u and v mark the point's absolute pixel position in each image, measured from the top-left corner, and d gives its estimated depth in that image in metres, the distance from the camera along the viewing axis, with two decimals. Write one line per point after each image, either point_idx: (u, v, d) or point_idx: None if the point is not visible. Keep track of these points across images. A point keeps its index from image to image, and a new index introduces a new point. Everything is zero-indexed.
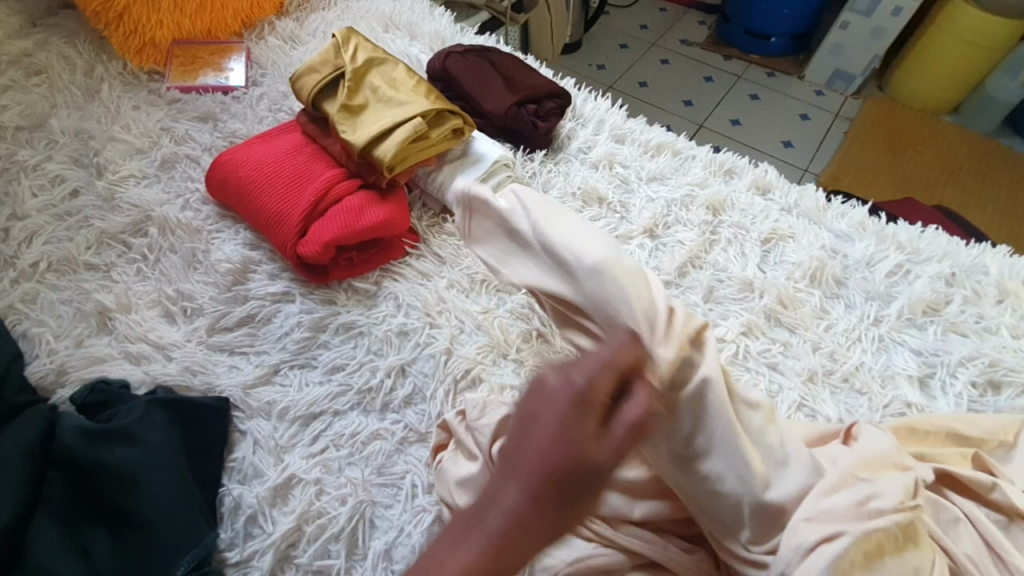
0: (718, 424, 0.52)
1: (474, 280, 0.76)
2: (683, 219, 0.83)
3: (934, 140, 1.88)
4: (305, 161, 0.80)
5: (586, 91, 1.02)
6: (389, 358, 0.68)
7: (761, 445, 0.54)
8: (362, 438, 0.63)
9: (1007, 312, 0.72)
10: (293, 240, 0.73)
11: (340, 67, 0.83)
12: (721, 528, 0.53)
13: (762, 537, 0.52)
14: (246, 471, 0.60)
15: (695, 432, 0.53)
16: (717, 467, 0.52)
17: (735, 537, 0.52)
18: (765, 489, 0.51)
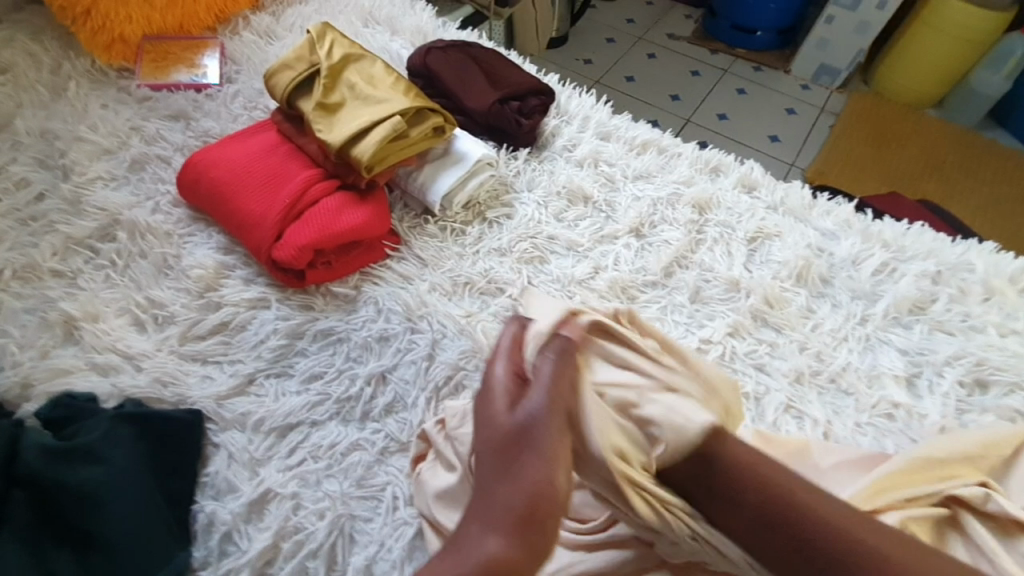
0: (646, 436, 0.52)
1: (456, 282, 0.75)
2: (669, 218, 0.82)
3: (917, 135, 1.88)
4: (280, 160, 0.77)
5: (570, 86, 1.00)
6: (369, 366, 0.66)
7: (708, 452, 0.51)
8: (341, 449, 0.61)
9: (992, 310, 0.72)
10: (268, 244, 0.71)
11: (315, 62, 0.80)
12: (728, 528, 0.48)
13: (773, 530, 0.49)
14: (220, 487, 0.58)
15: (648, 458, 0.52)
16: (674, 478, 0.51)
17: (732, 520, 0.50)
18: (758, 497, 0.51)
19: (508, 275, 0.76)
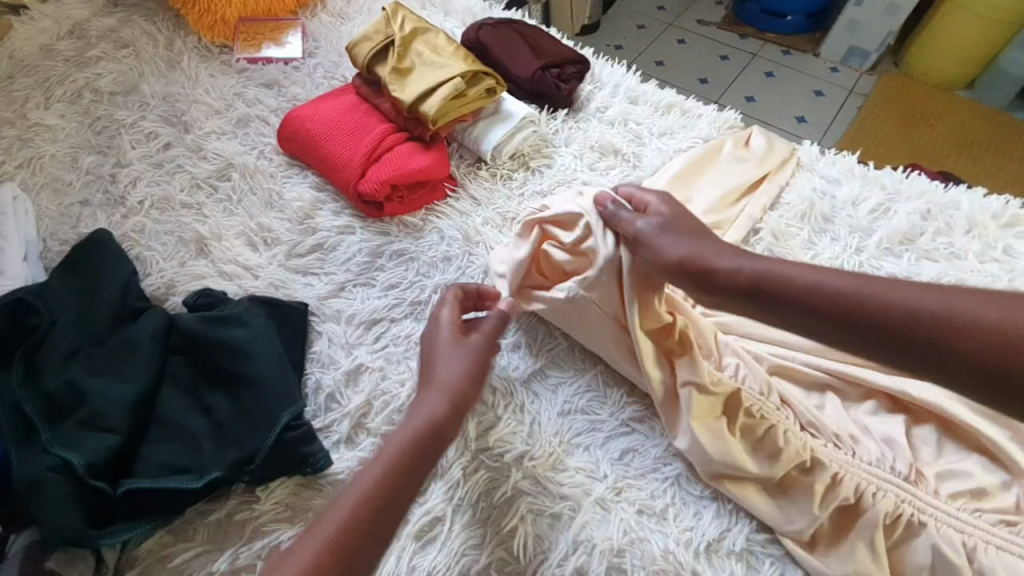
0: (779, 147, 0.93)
1: (505, 218, 0.90)
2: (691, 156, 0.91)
3: (945, 115, 1.92)
4: (362, 117, 0.93)
5: (604, 58, 1.13)
6: (435, 278, 0.82)
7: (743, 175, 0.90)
8: (415, 338, 0.77)
9: (974, 241, 0.81)
10: (354, 180, 0.86)
11: (390, 35, 0.95)
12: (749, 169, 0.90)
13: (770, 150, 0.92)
14: (324, 360, 0.74)
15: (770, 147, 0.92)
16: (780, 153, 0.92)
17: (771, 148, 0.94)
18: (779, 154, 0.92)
19: None
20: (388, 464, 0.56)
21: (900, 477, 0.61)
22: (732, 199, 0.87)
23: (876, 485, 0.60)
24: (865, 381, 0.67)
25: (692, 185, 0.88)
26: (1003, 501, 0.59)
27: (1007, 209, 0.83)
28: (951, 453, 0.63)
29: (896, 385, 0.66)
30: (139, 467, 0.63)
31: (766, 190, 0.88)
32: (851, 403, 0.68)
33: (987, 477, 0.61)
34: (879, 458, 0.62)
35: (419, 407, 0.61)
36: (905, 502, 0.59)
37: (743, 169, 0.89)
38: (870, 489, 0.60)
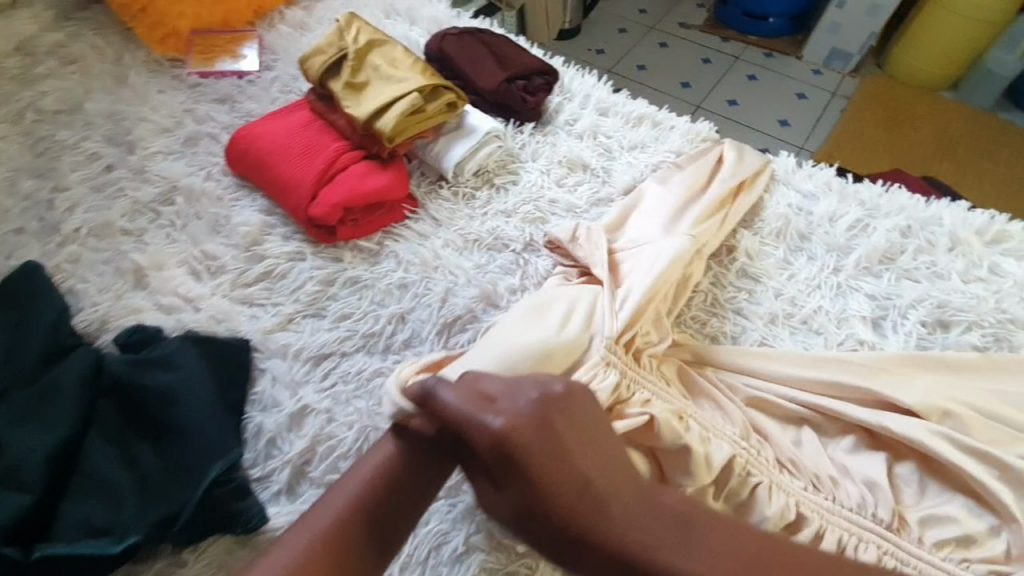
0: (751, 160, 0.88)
1: (467, 240, 0.84)
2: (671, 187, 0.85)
3: (930, 117, 1.88)
4: (314, 134, 0.88)
5: (574, 68, 1.09)
6: (390, 308, 0.77)
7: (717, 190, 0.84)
8: (366, 374, 0.71)
9: (957, 259, 0.77)
10: (304, 203, 0.81)
11: (344, 48, 0.91)
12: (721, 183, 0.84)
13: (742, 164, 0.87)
14: (266, 402, 0.69)
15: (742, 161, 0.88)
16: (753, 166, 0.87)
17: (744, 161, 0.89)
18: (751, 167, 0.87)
19: (513, 233, 0.85)
20: (320, 534, 0.53)
21: (882, 525, 0.57)
22: (708, 214, 0.80)
23: (857, 535, 0.57)
24: (846, 415, 0.63)
25: (664, 203, 0.83)
26: (990, 551, 0.55)
27: (992, 225, 0.80)
28: (936, 497, 0.59)
29: (879, 421, 0.62)
30: (57, 528, 0.56)
31: (740, 205, 0.83)
32: (829, 439, 0.64)
33: (973, 523, 0.57)
34: (860, 504, 0.58)
35: (356, 470, 0.58)
36: (887, 553, 0.56)
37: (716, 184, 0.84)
38: (852, 542, 0.57)
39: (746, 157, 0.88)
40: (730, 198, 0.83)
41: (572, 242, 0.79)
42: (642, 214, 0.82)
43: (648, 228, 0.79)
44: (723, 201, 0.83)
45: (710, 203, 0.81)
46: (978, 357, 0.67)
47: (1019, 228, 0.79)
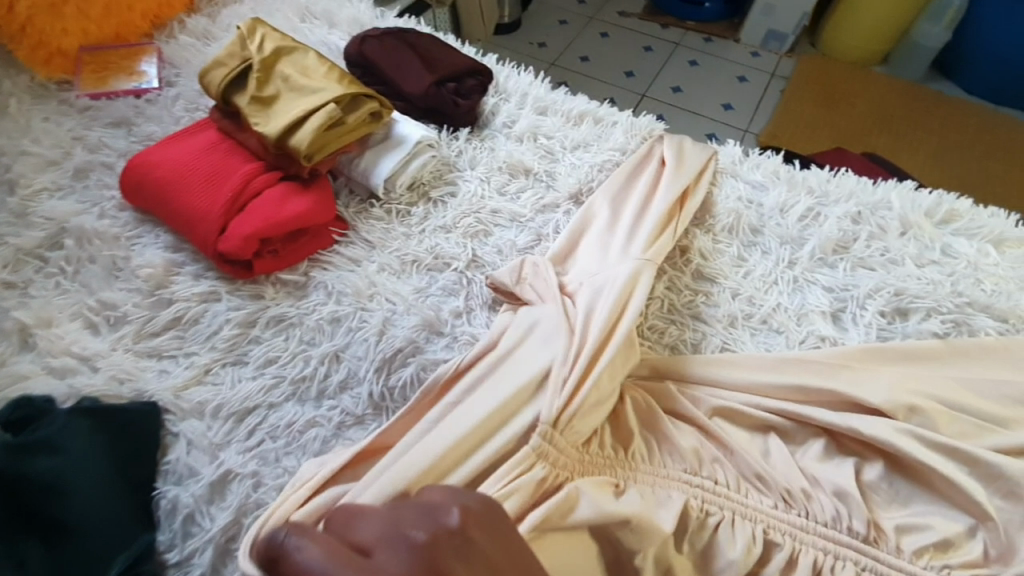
0: (696, 159, 0.82)
1: (405, 261, 0.77)
2: (618, 211, 0.78)
3: (865, 92, 1.91)
4: (222, 157, 0.78)
5: (508, 66, 1.03)
6: (322, 346, 0.68)
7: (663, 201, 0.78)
8: (298, 427, 0.63)
9: (910, 243, 0.75)
10: (214, 237, 0.72)
11: (248, 58, 0.82)
12: (667, 191, 0.78)
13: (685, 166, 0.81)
14: (181, 472, 0.61)
15: (685, 162, 0.82)
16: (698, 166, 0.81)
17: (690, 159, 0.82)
18: (695, 168, 0.81)
19: (454, 250, 0.78)
20: None
21: (858, 538, 0.54)
22: (657, 229, 0.74)
23: (833, 553, 0.54)
24: (815, 419, 0.60)
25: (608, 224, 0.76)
26: (968, 554, 0.53)
27: (940, 205, 0.78)
28: (910, 501, 0.56)
29: (848, 423, 0.58)
30: None
31: (689, 211, 0.78)
32: (795, 447, 0.61)
33: (949, 526, 0.54)
34: (835, 518, 0.55)
35: None
36: (865, 570, 0.53)
37: (660, 194, 0.78)
38: (828, 562, 0.54)
39: (692, 157, 0.82)
40: (676, 208, 0.78)
41: (519, 283, 0.71)
42: (592, 246, 0.75)
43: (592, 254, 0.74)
44: (670, 211, 0.77)
45: (658, 217, 0.75)
46: (938, 345, 0.65)
47: (965, 205, 0.79)
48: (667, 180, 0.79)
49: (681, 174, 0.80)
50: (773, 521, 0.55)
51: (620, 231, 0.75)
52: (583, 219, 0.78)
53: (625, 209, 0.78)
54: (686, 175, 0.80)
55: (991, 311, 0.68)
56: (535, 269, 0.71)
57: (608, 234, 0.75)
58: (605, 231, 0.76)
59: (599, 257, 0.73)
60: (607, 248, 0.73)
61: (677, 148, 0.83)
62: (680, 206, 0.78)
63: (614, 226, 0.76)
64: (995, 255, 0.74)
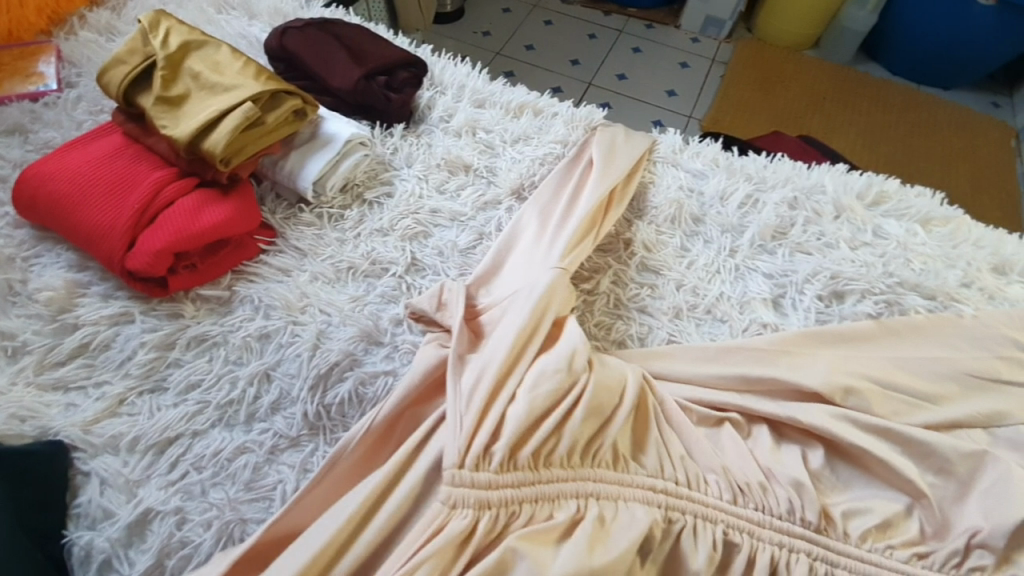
0: (620, 159, 0.79)
1: (339, 269, 0.73)
2: (545, 221, 0.73)
3: (801, 75, 1.97)
4: (127, 164, 0.71)
5: (444, 57, 0.99)
6: (250, 366, 0.63)
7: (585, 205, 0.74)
8: (225, 455, 0.58)
9: (843, 226, 0.77)
10: (120, 254, 0.66)
11: (151, 55, 0.75)
12: (590, 195, 0.74)
13: (607, 166, 0.78)
14: (94, 515, 0.56)
15: (608, 162, 0.78)
16: (620, 165, 0.78)
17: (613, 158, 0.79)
18: (619, 168, 0.78)
19: (392, 253, 0.74)
20: None
21: (811, 529, 0.54)
22: (581, 237, 0.70)
23: (787, 546, 0.54)
24: (751, 410, 0.61)
25: (534, 235, 0.72)
26: (907, 535, 0.54)
27: (870, 187, 0.80)
28: (850, 484, 0.58)
29: (786, 412, 0.59)
30: None
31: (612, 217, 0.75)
32: (745, 435, 0.61)
33: (888, 507, 0.56)
34: (789, 509, 0.55)
35: None
36: (818, 560, 0.54)
37: (583, 199, 0.74)
38: (784, 557, 0.54)
39: (615, 157, 0.79)
40: (601, 212, 0.74)
41: (441, 311, 0.65)
42: (516, 262, 0.70)
43: (517, 268, 0.69)
44: (594, 215, 0.73)
45: (580, 223, 0.71)
46: (872, 325, 0.67)
47: (893, 186, 0.81)
48: (591, 183, 0.76)
49: (603, 176, 0.76)
50: (733, 519, 0.55)
51: (545, 241, 0.70)
52: (513, 230, 0.73)
53: (552, 217, 0.74)
54: (609, 176, 0.77)
55: (920, 289, 0.70)
56: (453, 296, 0.65)
57: (530, 248, 0.70)
58: (530, 242, 0.71)
59: (522, 271, 0.68)
60: (531, 261, 0.69)
61: (601, 148, 0.80)
62: (603, 211, 0.75)
63: (540, 236, 0.71)
64: (922, 235, 0.76)
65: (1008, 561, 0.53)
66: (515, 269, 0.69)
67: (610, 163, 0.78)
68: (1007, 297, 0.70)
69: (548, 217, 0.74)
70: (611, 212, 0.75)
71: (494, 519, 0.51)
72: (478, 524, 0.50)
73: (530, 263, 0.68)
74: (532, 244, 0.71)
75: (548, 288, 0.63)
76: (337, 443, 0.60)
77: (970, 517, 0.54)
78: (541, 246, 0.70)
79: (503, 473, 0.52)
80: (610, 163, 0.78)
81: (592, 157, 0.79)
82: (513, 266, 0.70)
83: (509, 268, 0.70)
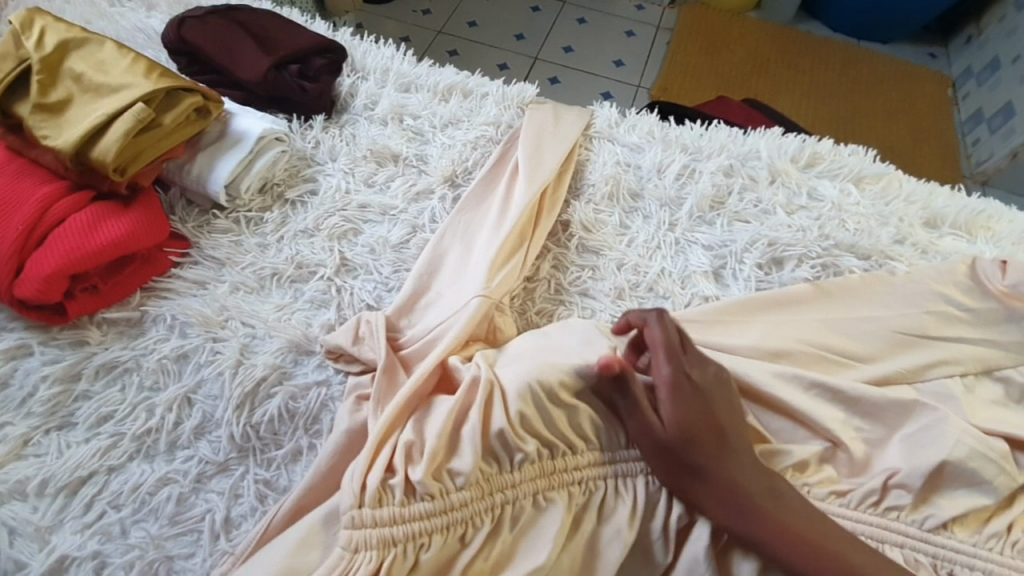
0: (551, 158, 0.76)
1: (262, 277, 0.68)
2: (471, 229, 0.71)
3: (744, 37, 1.96)
4: (9, 181, 0.64)
5: (365, 39, 0.93)
6: (168, 391, 0.59)
7: (510, 210, 0.71)
8: (146, 489, 0.54)
9: (779, 191, 0.76)
10: (8, 282, 0.60)
11: (25, 58, 0.67)
12: (517, 200, 0.71)
13: (535, 166, 0.75)
14: (6, 567, 0.51)
15: (538, 161, 0.75)
16: (551, 163, 0.75)
17: (542, 156, 0.76)
18: (550, 168, 0.75)
19: (319, 255, 0.70)
20: None
21: None
22: (510, 250, 0.67)
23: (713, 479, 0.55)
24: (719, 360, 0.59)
25: (461, 251, 0.69)
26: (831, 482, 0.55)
27: (804, 149, 0.80)
28: None
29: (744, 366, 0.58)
30: None
31: (544, 226, 0.72)
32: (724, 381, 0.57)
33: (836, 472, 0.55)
34: None
35: None
36: None
37: (509, 207, 0.71)
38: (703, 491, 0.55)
39: (546, 157, 0.76)
40: (533, 218, 0.71)
41: (358, 344, 0.61)
42: (444, 280, 0.67)
43: (439, 285, 0.67)
44: (524, 223, 0.70)
45: (511, 234, 0.68)
46: (809, 289, 0.66)
47: (826, 147, 0.81)
48: (519, 187, 0.73)
49: (534, 177, 0.73)
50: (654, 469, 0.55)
51: (472, 259, 0.67)
52: (438, 243, 0.70)
53: (473, 230, 0.71)
54: (538, 177, 0.73)
55: (856, 250, 0.70)
56: (370, 327, 0.62)
57: (460, 264, 0.68)
58: (456, 258, 0.69)
59: (450, 292, 0.65)
60: (457, 282, 0.66)
61: (530, 147, 0.77)
62: (534, 217, 0.71)
63: (463, 252, 0.69)
64: (855, 194, 0.76)
65: (925, 502, 0.54)
66: (440, 288, 0.67)
67: (542, 164, 0.75)
68: (938, 251, 0.71)
69: (471, 229, 0.71)
70: (543, 222, 0.71)
71: (400, 556, 0.47)
72: (383, 564, 0.47)
73: (455, 284, 0.66)
74: (461, 262, 0.68)
75: (472, 322, 0.61)
76: (269, 463, 0.57)
77: (890, 459, 0.55)
78: (466, 264, 0.68)
79: (404, 506, 0.49)
80: (542, 163, 0.75)
81: (519, 159, 0.76)
82: (439, 284, 0.67)
83: (439, 282, 0.67)
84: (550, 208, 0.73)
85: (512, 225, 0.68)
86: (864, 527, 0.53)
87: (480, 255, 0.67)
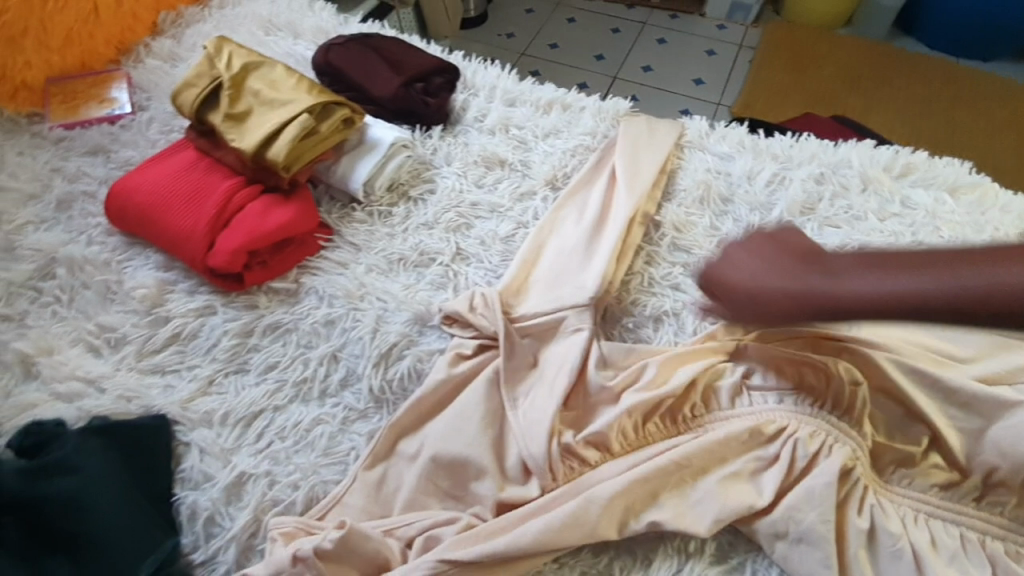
0: (647, 171, 0.83)
1: (391, 260, 0.79)
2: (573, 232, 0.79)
3: (832, 54, 1.95)
4: (202, 175, 0.80)
5: (475, 61, 1.05)
6: (320, 348, 0.71)
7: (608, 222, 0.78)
8: (304, 426, 0.66)
9: (870, 198, 0.79)
10: (202, 254, 0.74)
11: (217, 77, 0.84)
12: (617, 212, 0.78)
13: (633, 182, 0.81)
14: (196, 479, 0.63)
15: (636, 176, 0.82)
16: (647, 178, 0.82)
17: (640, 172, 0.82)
18: (647, 183, 0.81)
19: (439, 244, 0.81)
20: None
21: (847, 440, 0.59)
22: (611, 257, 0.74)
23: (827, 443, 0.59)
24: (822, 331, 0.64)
25: (563, 251, 0.77)
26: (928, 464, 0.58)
27: (897, 159, 0.82)
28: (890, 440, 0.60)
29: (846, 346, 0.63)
30: None
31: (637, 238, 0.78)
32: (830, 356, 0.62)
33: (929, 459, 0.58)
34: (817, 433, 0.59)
35: None
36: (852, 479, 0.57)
37: (609, 219, 0.78)
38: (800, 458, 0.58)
39: (642, 173, 0.82)
40: (628, 227, 0.77)
41: (473, 313, 0.71)
42: (545, 271, 0.76)
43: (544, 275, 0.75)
44: (623, 233, 0.76)
45: (613, 243, 0.75)
46: None
47: (920, 158, 0.82)
48: (618, 199, 0.80)
49: (631, 190, 0.80)
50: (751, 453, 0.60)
51: (573, 262, 0.75)
52: (541, 238, 0.79)
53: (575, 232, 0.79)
54: (635, 190, 0.80)
55: None
56: (485, 301, 0.71)
57: (562, 262, 0.76)
58: (555, 257, 0.77)
59: (552, 286, 0.73)
60: (559, 279, 0.74)
61: (630, 160, 0.84)
62: (629, 227, 0.78)
63: (565, 253, 0.77)
64: (951, 202, 0.78)
65: None
66: (544, 276, 0.75)
67: (639, 179, 0.81)
68: None
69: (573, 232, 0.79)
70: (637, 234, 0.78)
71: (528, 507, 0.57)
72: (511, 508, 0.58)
73: (557, 282, 0.73)
74: (562, 260, 0.76)
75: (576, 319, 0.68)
76: None
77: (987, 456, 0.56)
78: (567, 264, 0.75)
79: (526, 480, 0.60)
80: (639, 178, 0.82)
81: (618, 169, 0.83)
82: (544, 277, 0.75)
83: (544, 272, 0.75)
84: (644, 221, 0.79)
85: (613, 236, 0.75)
86: (962, 519, 0.56)
87: (582, 265, 0.74)
